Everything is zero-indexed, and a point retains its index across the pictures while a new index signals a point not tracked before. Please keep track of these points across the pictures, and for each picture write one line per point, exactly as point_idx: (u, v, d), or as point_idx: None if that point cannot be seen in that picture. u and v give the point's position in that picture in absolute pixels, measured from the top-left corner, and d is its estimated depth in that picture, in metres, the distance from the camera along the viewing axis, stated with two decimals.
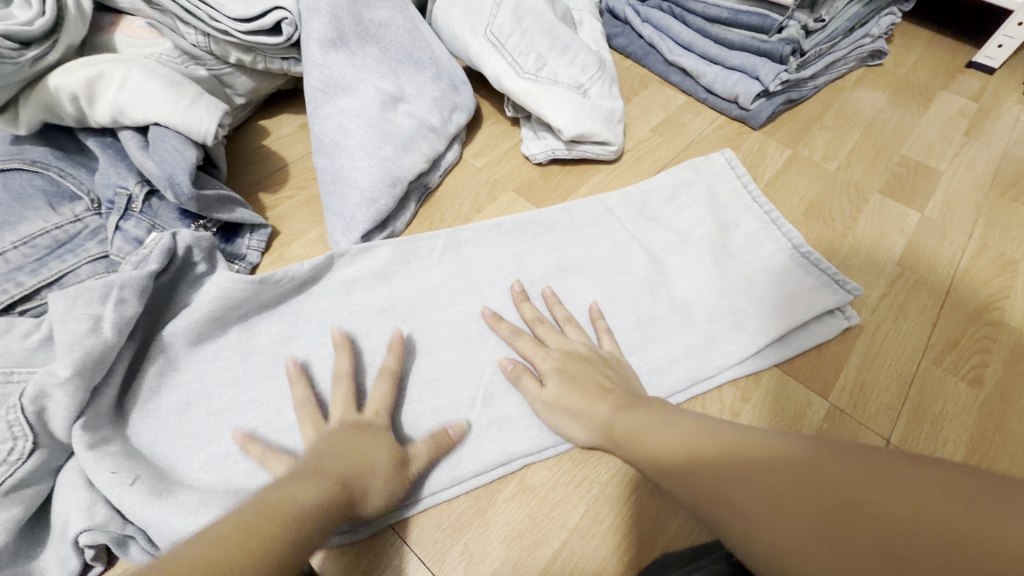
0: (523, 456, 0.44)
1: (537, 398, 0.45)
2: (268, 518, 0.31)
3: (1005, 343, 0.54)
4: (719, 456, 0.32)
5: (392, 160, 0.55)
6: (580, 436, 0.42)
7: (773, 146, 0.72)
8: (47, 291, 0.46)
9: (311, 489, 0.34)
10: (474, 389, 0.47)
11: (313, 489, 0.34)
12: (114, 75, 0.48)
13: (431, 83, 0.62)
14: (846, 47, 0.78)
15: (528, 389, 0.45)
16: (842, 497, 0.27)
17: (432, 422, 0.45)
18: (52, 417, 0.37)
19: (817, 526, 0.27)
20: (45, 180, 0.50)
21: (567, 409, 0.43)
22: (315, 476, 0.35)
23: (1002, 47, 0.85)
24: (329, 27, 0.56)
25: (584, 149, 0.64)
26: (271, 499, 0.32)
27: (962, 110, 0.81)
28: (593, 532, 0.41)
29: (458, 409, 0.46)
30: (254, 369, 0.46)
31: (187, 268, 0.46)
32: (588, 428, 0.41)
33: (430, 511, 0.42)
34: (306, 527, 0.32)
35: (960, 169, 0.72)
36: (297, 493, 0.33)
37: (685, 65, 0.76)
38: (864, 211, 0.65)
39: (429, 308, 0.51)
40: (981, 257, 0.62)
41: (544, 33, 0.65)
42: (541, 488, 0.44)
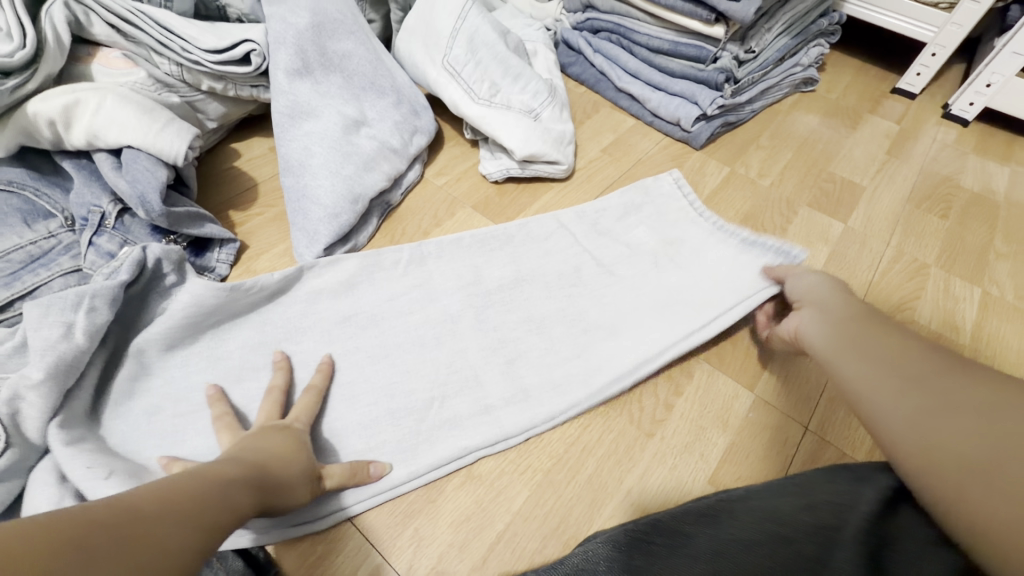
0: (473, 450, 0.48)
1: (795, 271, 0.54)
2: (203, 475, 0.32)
3: None
4: (923, 377, 0.37)
5: (353, 179, 0.60)
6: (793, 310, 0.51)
7: (713, 165, 0.78)
8: (20, 303, 0.48)
9: (236, 467, 0.35)
10: (429, 391, 0.51)
11: (240, 466, 0.35)
12: (90, 102, 0.51)
13: (393, 108, 0.67)
14: (778, 76, 0.86)
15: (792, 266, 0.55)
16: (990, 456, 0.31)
17: (389, 422, 0.49)
18: (26, 417, 0.40)
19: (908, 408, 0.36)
20: (21, 200, 0.53)
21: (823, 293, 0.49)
22: (241, 458, 0.37)
23: (920, 75, 0.93)
24: (295, 57, 0.61)
25: (536, 168, 0.69)
26: (200, 467, 0.33)
27: (887, 132, 0.89)
28: (534, 514, 0.45)
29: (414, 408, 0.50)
30: (220, 375, 0.49)
31: (157, 278, 0.49)
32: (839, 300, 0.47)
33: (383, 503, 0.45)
34: (240, 495, 0.33)
35: (883, 184, 0.79)
36: (222, 468, 0.34)
37: (632, 91, 0.83)
38: (795, 222, 0.72)
39: (389, 316, 0.55)
40: (897, 262, 0.68)
41: (497, 62, 0.70)
42: (489, 478, 0.47)
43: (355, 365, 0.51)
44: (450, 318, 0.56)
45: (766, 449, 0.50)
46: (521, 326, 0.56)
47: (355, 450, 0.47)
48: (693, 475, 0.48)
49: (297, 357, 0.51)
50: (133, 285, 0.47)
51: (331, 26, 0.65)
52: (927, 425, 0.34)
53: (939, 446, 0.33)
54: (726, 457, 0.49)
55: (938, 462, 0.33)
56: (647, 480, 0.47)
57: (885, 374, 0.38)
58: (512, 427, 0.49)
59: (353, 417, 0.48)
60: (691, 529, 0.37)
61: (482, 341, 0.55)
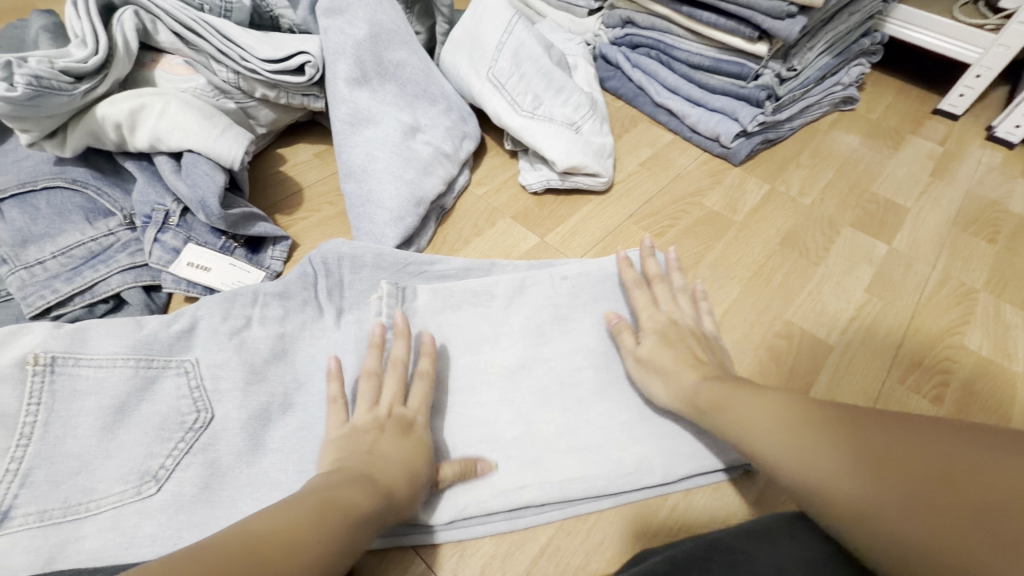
0: (552, 460, 0.47)
1: (632, 352, 0.50)
2: (335, 514, 0.33)
3: (965, 364, 0.59)
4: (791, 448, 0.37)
5: (415, 183, 0.61)
6: (662, 396, 0.47)
7: (752, 182, 0.78)
8: (80, 298, 0.50)
9: (367, 496, 0.36)
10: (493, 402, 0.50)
11: (368, 494, 0.36)
12: (154, 107, 0.54)
13: (444, 115, 0.68)
14: (818, 94, 0.85)
15: (626, 343, 0.51)
16: (938, 465, 0.30)
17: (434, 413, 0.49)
18: (226, 388, 0.47)
19: (833, 442, 0.35)
20: (83, 198, 0.55)
21: (656, 366, 0.48)
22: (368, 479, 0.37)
23: (963, 97, 0.92)
24: (354, 67, 0.63)
25: (576, 180, 0.69)
26: (334, 501, 0.34)
27: (929, 153, 0.87)
28: (577, 529, 0.46)
29: (487, 421, 0.49)
30: (297, 374, 0.50)
31: (259, 265, 0.57)
32: (669, 397, 0.47)
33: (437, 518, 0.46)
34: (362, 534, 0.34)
35: (926, 207, 0.77)
36: (353, 497, 0.35)
37: (671, 106, 0.83)
38: (837, 242, 0.71)
39: (457, 326, 0.53)
40: (943, 286, 0.67)
41: (540, 75, 0.71)
42: (565, 486, 0.46)
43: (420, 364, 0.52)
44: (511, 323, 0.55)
45: None
46: (574, 350, 0.53)
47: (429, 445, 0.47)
48: (740, 496, 0.48)
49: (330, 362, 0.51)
50: (316, 281, 0.54)
51: (386, 37, 0.67)
52: (795, 471, 0.36)
53: (815, 487, 0.34)
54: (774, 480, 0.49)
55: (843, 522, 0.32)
56: (693, 513, 0.47)
57: (766, 449, 0.38)
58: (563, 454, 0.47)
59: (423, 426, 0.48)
60: (749, 548, 0.37)
61: (549, 354, 0.53)
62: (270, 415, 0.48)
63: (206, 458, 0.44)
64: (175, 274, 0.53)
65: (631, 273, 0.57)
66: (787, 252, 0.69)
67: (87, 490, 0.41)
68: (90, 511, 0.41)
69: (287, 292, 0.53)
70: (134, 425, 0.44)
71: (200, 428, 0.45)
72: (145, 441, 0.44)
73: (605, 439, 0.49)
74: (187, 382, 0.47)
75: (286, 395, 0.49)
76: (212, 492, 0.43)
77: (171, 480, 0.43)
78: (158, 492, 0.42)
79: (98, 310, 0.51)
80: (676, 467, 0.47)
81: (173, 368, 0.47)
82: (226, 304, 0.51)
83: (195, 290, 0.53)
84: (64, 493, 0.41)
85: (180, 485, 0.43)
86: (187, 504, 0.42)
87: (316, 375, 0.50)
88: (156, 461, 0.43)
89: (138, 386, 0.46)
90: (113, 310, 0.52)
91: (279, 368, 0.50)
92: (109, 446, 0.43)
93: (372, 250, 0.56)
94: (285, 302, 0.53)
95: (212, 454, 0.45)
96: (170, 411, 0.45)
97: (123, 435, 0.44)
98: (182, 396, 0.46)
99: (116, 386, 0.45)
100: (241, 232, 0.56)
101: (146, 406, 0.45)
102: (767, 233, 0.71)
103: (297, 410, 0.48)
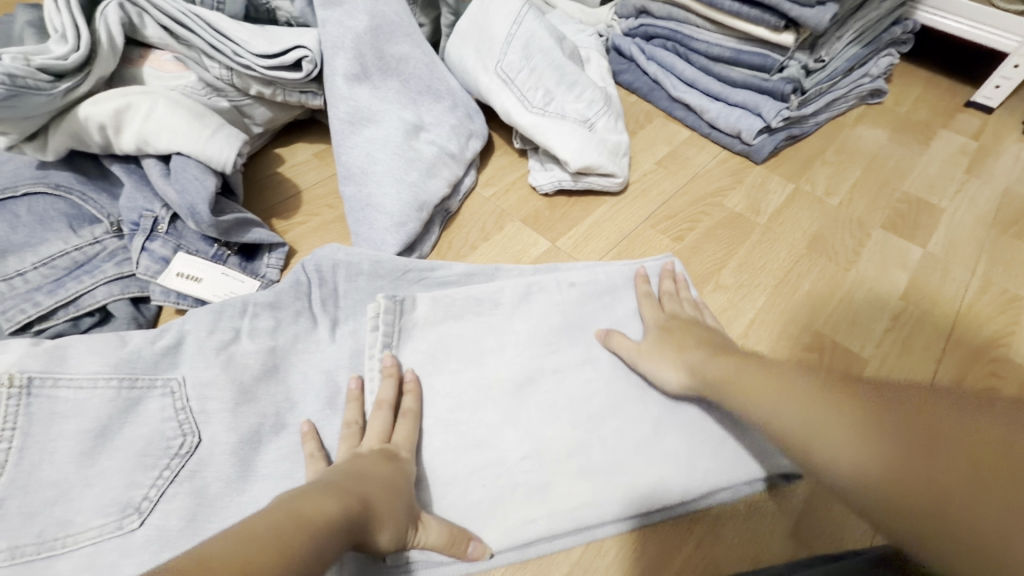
0: (561, 487, 0.44)
1: (631, 351, 0.49)
2: (300, 519, 0.30)
3: (1012, 379, 0.54)
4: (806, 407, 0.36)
5: (418, 186, 0.57)
6: (670, 381, 0.46)
7: (776, 181, 0.74)
8: (63, 311, 0.47)
9: (336, 503, 0.33)
10: (501, 419, 0.47)
11: (339, 501, 0.33)
12: (141, 106, 0.50)
13: (449, 112, 0.64)
14: (846, 87, 0.81)
15: (623, 345, 0.50)
16: (981, 431, 0.29)
17: (443, 428, 0.46)
18: (214, 409, 0.44)
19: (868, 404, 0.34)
20: (67, 204, 0.52)
21: (659, 359, 0.48)
22: (339, 489, 0.35)
23: (999, 88, 0.86)
24: (353, 62, 0.60)
25: (590, 180, 0.65)
26: (299, 507, 0.31)
27: (963, 148, 0.82)
28: (594, 566, 0.43)
29: (491, 442, 0.46)
30: (291, 392, 0.47)
31: (254, 275, 0.54)
32: (678, 383, 0.46)
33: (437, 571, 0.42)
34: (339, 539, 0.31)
35: (962, 206, 0.73)
36: (322, 506, 0.32)
37: (689, 101, 0.79)
38: (867, 245, 0.66)
39: (458, 336, 0.50)
40: (985, 293, 0.62)
41: (551, 69, 0.67)
42: (576, 514, 0.43)
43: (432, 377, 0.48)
44: (518, 329, 0.51)
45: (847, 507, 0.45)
46: (583, 362, 0.50)
47: (435, 468, 0.44)
48: (772, 528, 0.44)
49: (328, 378, 0.48)
50: (310, 291, 0.51)
51: (388, 29, 0.63)
52: (817, 429, 0.35)
53: (838, 445, 0.33)
54: (807, 512, 0.45)
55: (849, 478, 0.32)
56: (718, 551, 0.43)
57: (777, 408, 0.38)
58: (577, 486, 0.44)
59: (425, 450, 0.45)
60: None
61: (557, 363, 0.50)
62: (261, 436, 0.45)
63: (193, 486, 0.41)
64: (164, 285, 0.50)
65: (644, 289, 0.54)
66: (815, 257, 0.64)
67: (63, 523, 0.38)
68: (68, 547, 0.38)
69: (279, 302, 0.50)
70: (115, 450, 0.41)
71: (186, 454, 0.42)
72: (126, 469, 0.40)
73: (619, 461, 0.45)
74: (173, 403, 0.44)
75: (279, 415, 0.46)
76: (199, 525, 0.40)
77: (154, 513, 0.40)
78: (140, 527, 0.39)
79: (83, 324, 0.48)
80: (696, 490, 0.45)
81: (159, 387, 0.44)
82: (214, 315, 0.47)
83: (185, 302, 0.50)
84: (38, 526, 0.38)
85: (164, 519, 0.40)
86: (173, 540, 0.39)
87: (310, 396, 0.47)
88: (138, 492, 0.40)
89: (120, 408, 0.42)
90: (99, 324, 0.49)
91: (271, 386, 0.46)
92: (87, 473, 0.40)
93: (370, 256, 0.53)
94: (276, 313, 0.49)
95: (199, 481, 0.42)
96: (153, 434, 0.42)
97: (103, 461, 0.41)
98: (167, 419, 0.43)
99: (97, 409, 0.42)
100: (235, 239, 0.52)
101: (129, 428, 0.42)
102: (793, 236, 0.67)
103: (290, 432, 0.45)
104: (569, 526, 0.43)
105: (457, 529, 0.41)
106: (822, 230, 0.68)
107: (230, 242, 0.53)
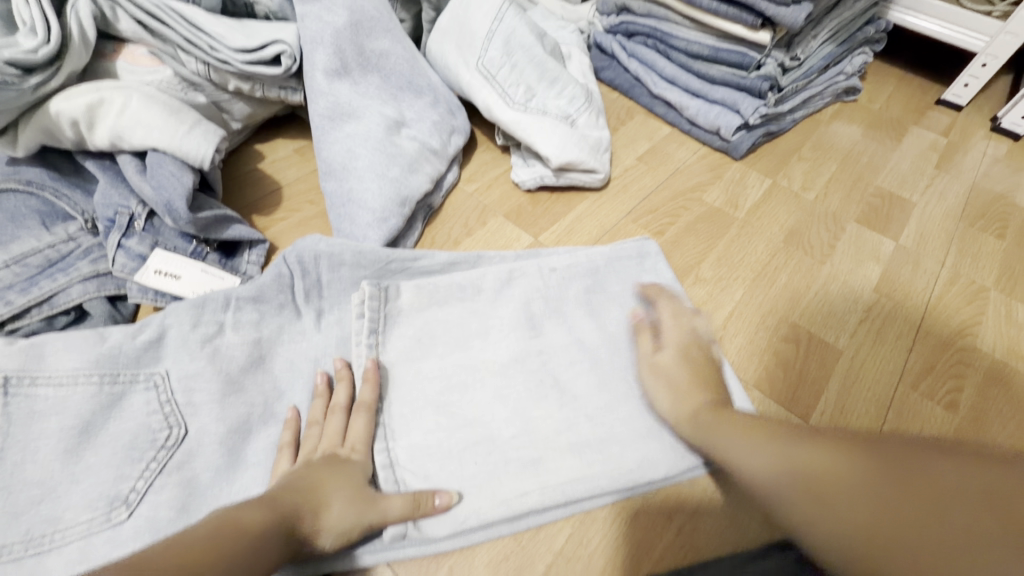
0: (552, 460, 0.44)
1: (647, 358, 0.49)
2: (217, 538, 0.32)
3: (979, 367, 0.56)
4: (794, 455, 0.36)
5: (400, 182, 0.57)
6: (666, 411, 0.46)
7: (754, 177, 0.75)
8: (36, 310, 0.46)
9: (258, 511, 0.35)
10: (489, 404, 0.47)
11: (261, 507, 0.35)
12: (114, 102, 0.49)
13: (431, 108, 0.64)
14: (821, 84, 0.82)
15: (643, 347, 0.50)
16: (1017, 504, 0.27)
17: (432, 410, 0.46)
18: (201, 402, 0.44)
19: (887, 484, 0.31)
20: (39, 201, 0.51)
21: (669, 378, 0.47)
22: (269, 498, 0.36)
23: (967, 86, 0.89)
24: (333, 57, 0.59)
25: (571, 176, 0.66)
26: (218, 521, 0.33)
27: (933, 144, 0.84)
28: (577, 555, 0.42)
29: (481, 420, 0.46)
30: (277, 384, 0.47)
31: (235, 271, 0.53)
32: (675, 415, 0.45)
33: (429, 557, 0.42)
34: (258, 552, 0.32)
35: (932, 201, 0.75)
36: (243, 516, 0.34)
37: (669, 98, 0.80)
38: (843, 239, 0.68)
39: (444, 321, 0.51)
40: (954, 284, 0.64)
41: (533, 66, 0.68)
42: (567, 487, 0.43)
43: (418, 367, 0.48)
44: (504, 315, 0.52)
45: None
46: (567, 343, 0.51)
47: (425, 444, 0.44)
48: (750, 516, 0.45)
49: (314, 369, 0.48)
50: (293, 283, 0.50)
51: (368, 25, 0.63)
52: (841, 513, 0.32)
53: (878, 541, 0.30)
54: None
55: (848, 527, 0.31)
56: (699, 538, 0.44)
57: (762, 455, 0.37)
58: (565, 475, 0.44)
59: (409, 440, 0.44)
60: None
61: (542, 345, 0.50)
62: (250, 427, 0.44)
63: (183, 476, 0.41)
64: (141, 283, 0.49)
65: (654, 292, 0.54)
66: (792, 250, 0.66)
67: (50, 520, 0.38)
68: (56, 542, 0.37)
69: (262, 296, 0.49)
70: (100, 446, 0.41)
71: (174, 446, 0.42)
72: (113, 462, 0.40)
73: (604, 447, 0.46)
74: (158, 396, 0.43)
75: (267, 404, 0.46)
76: (191, 513, 0.40)
77: (144, 504, 0.39)
78: (130, 518, 0.39)
79: (58, 322, 0.47)
80: (680, 466, 0.45)
81: (142, 382, 0.44)
82: (195, 310, 0.47)
83: (164, 299, 0.50)
84: (25, 524, 0.37)
85: (156, 509, 0.39)
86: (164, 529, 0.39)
87: (296, 389, 0.47)
88: (127, 484, 0.40)
89: (102, 404, 0.42)
90: (74, 323, 0.48)
91: (257, 377, 0.46)
92: (72, 470, 0.39)
93: (352, 247, 0.52)
94: (260, 307, 0.49)
95: (189, 472, 0.41)
96: (140, 428, 0.42)
97: (87, 457, 0.40)
98: (153, 412, 0.43)
99: (78, 405, 0.41)
100: (215, 235, 0.52)
101: (112, 424, 0.42)
102: (771, 232, 0.68)
103: (279, 421, 0.45)
104: (561, 498, 0.43)
105: (419, 490, 0.41)
106: (799, 225, 0.69)
107: (210, 237, 0.52)
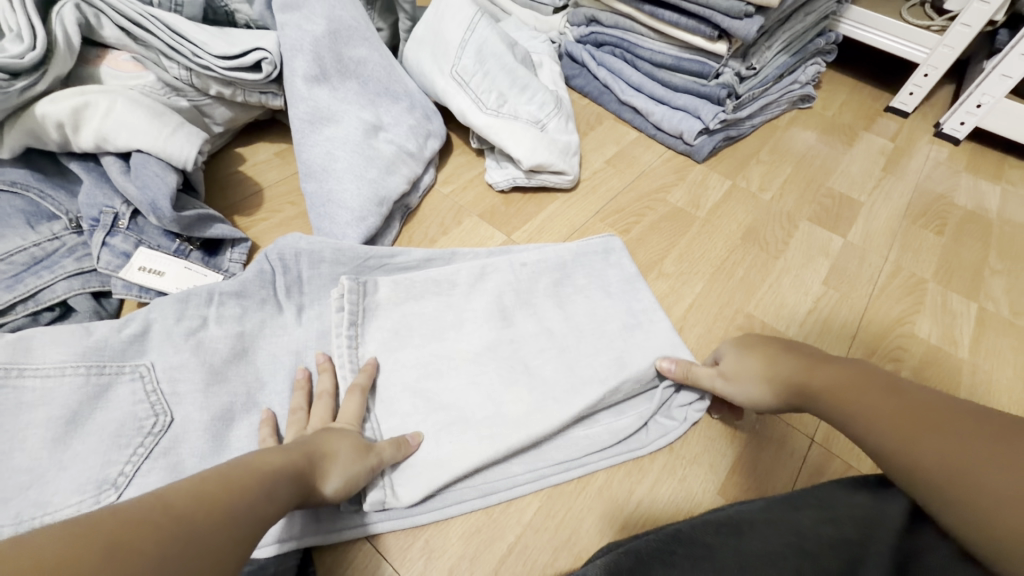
0: (523, 440, 0.47)
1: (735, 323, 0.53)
2: (246, 476, 0.33)
3: (915, 352, 0.61)
4: (841, 386, 0.38)
5: (378, 182, 0.60)
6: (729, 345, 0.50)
7: (715, 178, 0.80)
8: (22, 306, 0.47)
9: (282, 456, 0.37)
10: (463, 391, 0.50)
11: (284, 454, 0.37)
12: (99, 105, 0.51)
13: (407, 113, 0.67)
14: (776, 92, 0.88)
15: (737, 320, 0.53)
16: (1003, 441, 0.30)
17: (409, 395, 0.49)
18: (185, 391, 0.46)
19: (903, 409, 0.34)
20: (24, 201, 0.53)
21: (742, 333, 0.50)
22: (286, 449, 0.38)
23: (912, 95, 0.95)
24: (312, 64, 0.62)
25: (543, 178, 0.69)
26: (247, 460, 0.34)
27: (882, 149, 0.90)
28: (545, 526, 0.45)
29: (456, 404, 0.49)
30: (259, 374, 0.49)
31: (217, 269, 0.55)
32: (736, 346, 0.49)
33: (405, 531, 0.44)
34: (276, 489, 0.34)
35: (879, 201, 0.80)
36: (268, 459, 0.36)
37: (635, 104, 0.84)
38: (795, 236, 0.73)
39: (421, 314, 0.53)
40: (895, 277, 0.70)
41: (504, 73, 0.71)
42: None
43: (395, 356, 0.51)
44: (477, 308, 0.55)
45: (770, 467, 0.50)
46: (537, 332, 0.54)
47: (402, 427, 0.47)
48: (705, 487, 0.48)
49: (295, 361, 0.50)
50: (274, 279, 0.53)
51: (346, 33, 0.66)
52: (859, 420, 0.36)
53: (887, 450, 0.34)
54: (738, 467, 0.50)
55: (933, 448, 0.31)
56: (659, 509, 0.47)
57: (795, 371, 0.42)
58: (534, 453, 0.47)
59: (386, 425, 0.47)
60: (713, 541, 0.34)
61: (513, 334, 0.54)
62: (233, 414, 0.46)
63: (169, 461, 0.43)
64: (125, 279, 0.51)
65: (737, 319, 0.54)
66: (749, 246, 0.70)
67: (39, 504, 0.39)
68: (45, 525, 0.39)
69: (245, 290, 0.51)
70: (88, 434, 0.42)
71: (159, 433, 0.44)
72: (100, 449, 0.42)
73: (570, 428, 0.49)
74: (144, 387, 0.45)
75: (250, 394, 0.48)
76: None
77: (131, 487, 0.41)
78: (118, 501, 0.40)
79: (43, 318, 0.49)
80: None
81: (127, 373, 0.45)
82: (179, 304, 0.49)
83: (148, 295, 0.51)
84: (14, 509, 0.39)
85: (142, 492, 0.41)
86: None
87: (277, 379, 0.49)
88: (115, 469, 0.41)
89: (89, 394, 0.44)
90: (59, 318, 0.50)
91: (240, 367, 0.48)
92: (60, 456, 0.41)
93: (331, 245, 0.55)
94: (242, 302, 0.51)
95: (175, 457, 0.43)
96: (126, 416, 0.43)
97: (76, 444, 0.42)
98: (138, 401, 0.44)
99: (66, 395, 0.43)
100: (197, 235, 0.54)
101: (99, 414, 0.43)
102: (728, 229, 0.72)
103: (261, 409, 0.47)
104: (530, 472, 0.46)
105: (402, 436, 0.45)
106: (755, 223, 0.74)
107: (192, 237, 0.54)
